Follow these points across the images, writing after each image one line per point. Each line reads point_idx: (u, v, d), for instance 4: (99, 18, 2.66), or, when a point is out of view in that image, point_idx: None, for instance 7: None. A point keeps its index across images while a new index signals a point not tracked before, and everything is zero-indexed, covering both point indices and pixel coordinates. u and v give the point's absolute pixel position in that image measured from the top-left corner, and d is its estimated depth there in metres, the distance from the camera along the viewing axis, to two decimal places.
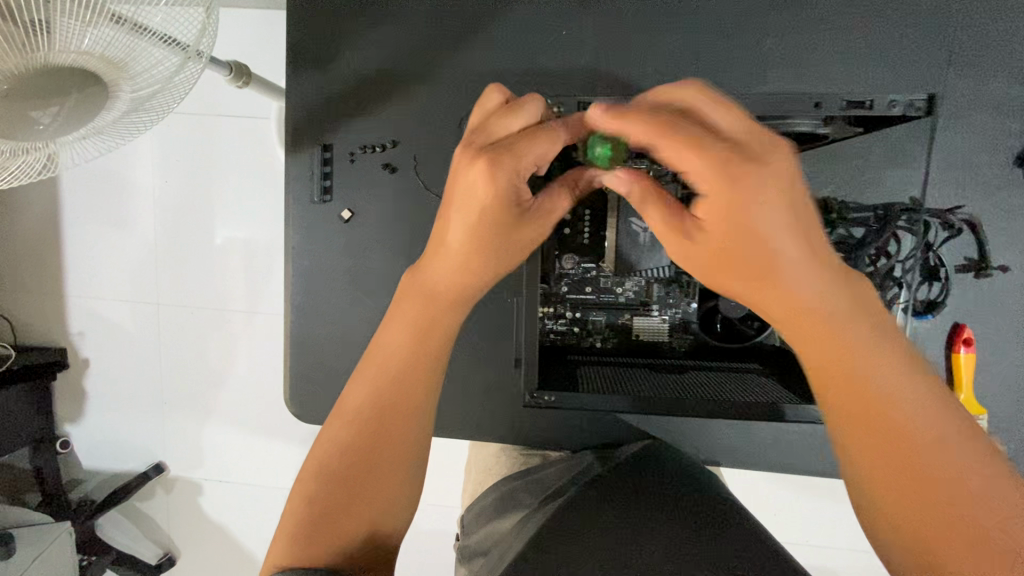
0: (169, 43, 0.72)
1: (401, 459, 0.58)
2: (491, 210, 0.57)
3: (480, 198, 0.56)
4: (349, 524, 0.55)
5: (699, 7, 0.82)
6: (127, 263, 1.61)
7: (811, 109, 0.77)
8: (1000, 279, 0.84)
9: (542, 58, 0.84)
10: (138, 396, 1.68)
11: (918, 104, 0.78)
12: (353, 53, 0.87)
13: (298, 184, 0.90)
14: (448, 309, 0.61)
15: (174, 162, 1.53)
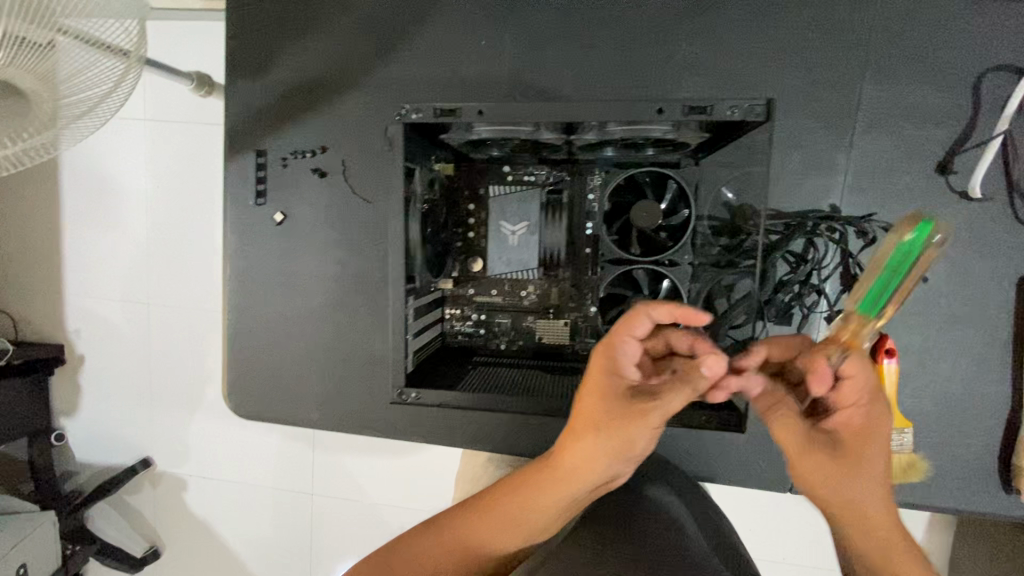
0: (116, 53, 0.80)
1: (532, 523, 0.70)
2: (619, 418, 0.67)
3: (600, 420, 0.67)
4: (472, 550, 0.68)
5: (613, 16, 0.83)
6: (118, 263, 1.68)
7: (654, 117, 0.75)
8: (921, 289, 0.83)
9: (463, 66, 0.86)
10: (126, 393, 1.74)
11: (760, 108, 0.74)
12: (283, 62, 0.90)
13: (236, 188, 0.94)
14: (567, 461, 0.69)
15: (162, 168, 1.59)
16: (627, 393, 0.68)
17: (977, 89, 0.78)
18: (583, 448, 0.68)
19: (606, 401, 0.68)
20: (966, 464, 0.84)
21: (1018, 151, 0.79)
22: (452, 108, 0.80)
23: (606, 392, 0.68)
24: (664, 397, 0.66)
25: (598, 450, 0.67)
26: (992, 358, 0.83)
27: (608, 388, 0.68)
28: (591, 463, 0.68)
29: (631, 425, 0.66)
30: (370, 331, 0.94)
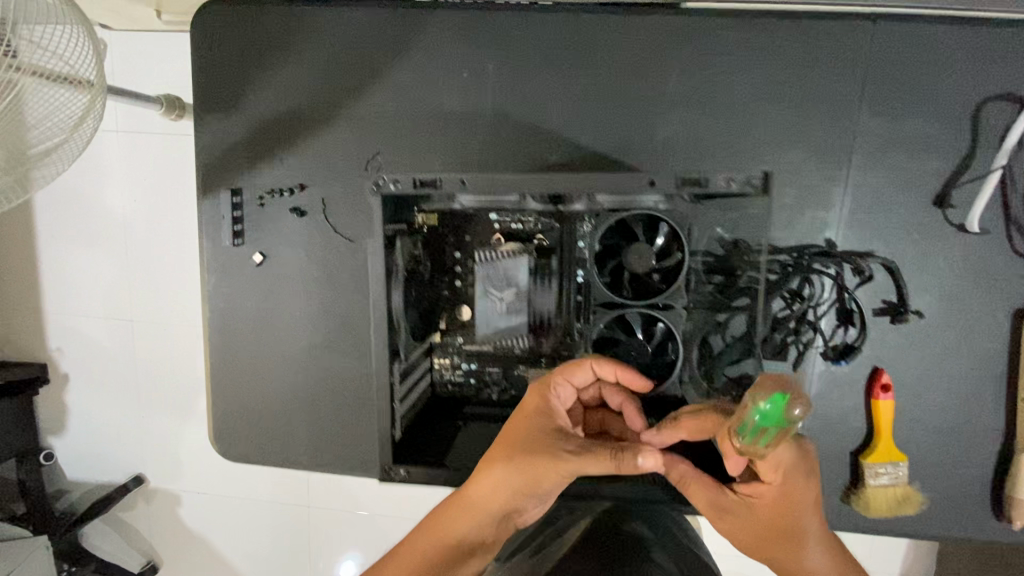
0: (71, 83, 0.69)
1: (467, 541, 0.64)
2: (533, 455, 0.62)
3: (515, 452, 0.63)
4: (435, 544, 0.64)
5: (604, 45, 0.79)
6: (89, 267, 1.43)
7: (643, 187, 0.68)
8: (917, 323, 0.81)
9: (446, 100, 0.83)
10: (105, 414, 1.51)
11: (756, 180, 0.72)
12: (257, 97, 0.85)
13: (210, 227, 0.90)
14: (488, 488, 0.64)
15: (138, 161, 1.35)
16: (549, 436, 0.63)
17: (977, 119, 0.76)
18: (496, 481, 0.63)
19: (529, 436, 0.64)
20: (959, 495, 0.84)
21: (1015, 182, 0.77)
22: (424, 179, 0.67)
23: (535, 427, 0.65)
24: (583, 455, 0.60)
25: (509, 485, 0.62)
26: (985, 389, 0.82)
27: (539, 424, 0.65)
28: (500, 496, 0.63)
29: (543, 466, 0.61)
30: (357, 371, 0.92)
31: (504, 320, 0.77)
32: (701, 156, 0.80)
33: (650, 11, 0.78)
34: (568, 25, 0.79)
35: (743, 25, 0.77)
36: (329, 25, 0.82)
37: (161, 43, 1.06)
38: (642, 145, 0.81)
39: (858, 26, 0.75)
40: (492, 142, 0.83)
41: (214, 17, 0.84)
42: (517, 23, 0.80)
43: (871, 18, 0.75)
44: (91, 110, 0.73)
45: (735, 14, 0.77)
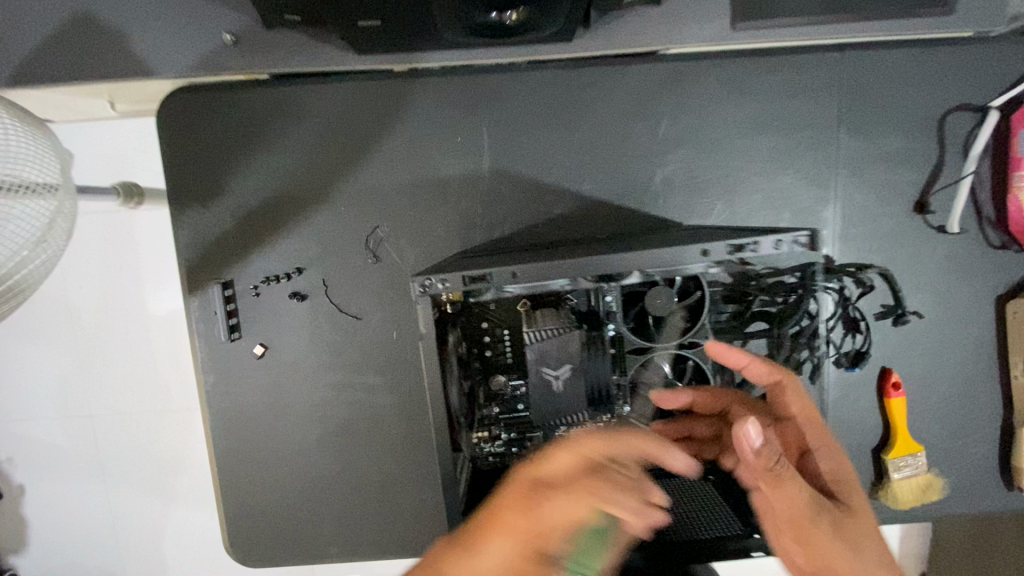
0: (37, 188, 0.65)
1: None
2: (552, 541, 0.56)
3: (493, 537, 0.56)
4: None
5: (596, 94, 0.80)
6: (74, 360, 1.27)
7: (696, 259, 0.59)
8: (917, 322, 0.87)
9: (442, 165, 0.81)
10: (102, 503, 1.32)
11: (805, 241, 0.60)
12: (239, 184, 0.81)
13: (202, 325, 0.83)
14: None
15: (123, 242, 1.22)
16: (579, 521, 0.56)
17: (943, 131, 0.82)
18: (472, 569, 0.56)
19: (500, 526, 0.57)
20: (969, 473, 0.90)
21: (980, 182, 0.84)
22: (478, 275, 0.56)
23: (528, 518, 0.55)
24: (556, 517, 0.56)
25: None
26: (980, 373, 0.89)
27: (547, 501, 0.56)
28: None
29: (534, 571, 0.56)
30: (380, 452, 0.87)
31: (565, 403, 0.69)
32: (700, 191, 0.83)
33: (635, 60, 0.80)
34: (556, 81, 0.79)
35: (724, 63, 0.80)
36: (309, 104, 0.79)
37: (116, 129, 0.99)
38: (643, 189, 0.82)
39: (829, 57, 0.80)
40: (494, 202, 0.82)
41: (179, 107, 0.79)
42: (506, 83, 0.79)
43: (838, 48, 0.80)
44: (55, 226, 0.66)
45: (715, 56, 0.80)
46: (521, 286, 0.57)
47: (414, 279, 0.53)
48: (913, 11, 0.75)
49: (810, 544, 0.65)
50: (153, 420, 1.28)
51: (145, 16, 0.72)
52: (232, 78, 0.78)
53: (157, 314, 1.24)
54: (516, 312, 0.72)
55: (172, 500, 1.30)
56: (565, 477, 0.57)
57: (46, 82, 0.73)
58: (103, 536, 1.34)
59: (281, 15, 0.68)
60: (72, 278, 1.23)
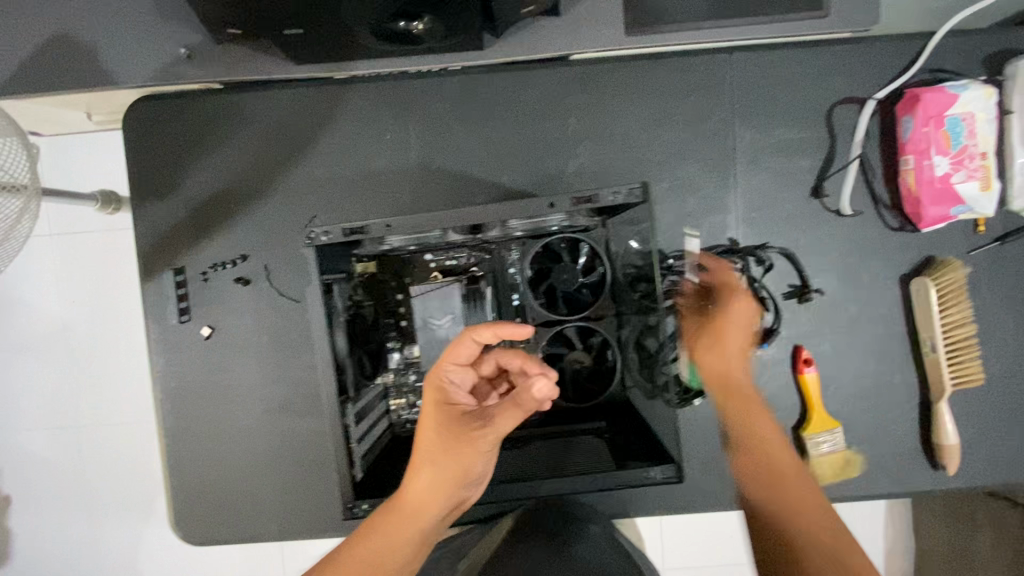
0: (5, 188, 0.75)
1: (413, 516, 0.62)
2: (456, 433, 0.64)
3: (434, 453, 0.63)
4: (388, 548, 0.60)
5: (510, 95, 0.89)
6: (57, 360, 1.35)
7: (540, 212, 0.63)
8: (823, 300, 0.91)
9: (374, 161, 0.90)
10: (77, 500, 1.37)
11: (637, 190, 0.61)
12: (192, 180, 0.90)
13: (156, 308, 0.91)
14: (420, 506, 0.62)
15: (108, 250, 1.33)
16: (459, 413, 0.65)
17: (831, 122, 0.89)
18: (421, 485, 0.62)
19: (437, 437, 0.63)
20: (890, 448, 0.93)
21: (873, 167, 0.90)
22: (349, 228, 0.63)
23: (431, 420, 0.64)
24: (496, 421, 0.64)
25: (441, 484, 0.63)
26: (893, 349, 0.92)
27: (430, 403, 0.65)
28: (435, 495, 0.63)
29: (466, 452, 0.64)
30: (317, 431, 0.92)
31: None
32: (610, 180, 0.90)
33: (544, 65, 0.89)
34: (474, 84, 0.89)
35: (625, 66, 0.89)
36: (256, 108, 0.89)
37: (98, 142, 1.11)
38: (556, 179, 0.90)
39: (719, 58, 0.89)
40: (421, 194, 0.90)
41: (142, 113, 0.90)
42: (430, 88, 0.89)
43: (727, 51, 0.89)
44: (20, 220, 0.78)
45: (616, 60, 0.89)
46: (400, 237, 0.63)
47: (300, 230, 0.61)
48: (786, 15, 0.84)
49: (778, 476, 0.66)
50: (130, 416, 1.35)
51: (112, 34, 0.84)
52: (189, 87, 0.89)
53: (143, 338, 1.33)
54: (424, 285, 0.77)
55: (146, 493, 1.36)
56: (445, 381, 0.66)
57: (27, 91, 0.85)
58: (76, 541, 1.38)
59: (224, 29, 0.78)
60: (67, 296, 1.33)
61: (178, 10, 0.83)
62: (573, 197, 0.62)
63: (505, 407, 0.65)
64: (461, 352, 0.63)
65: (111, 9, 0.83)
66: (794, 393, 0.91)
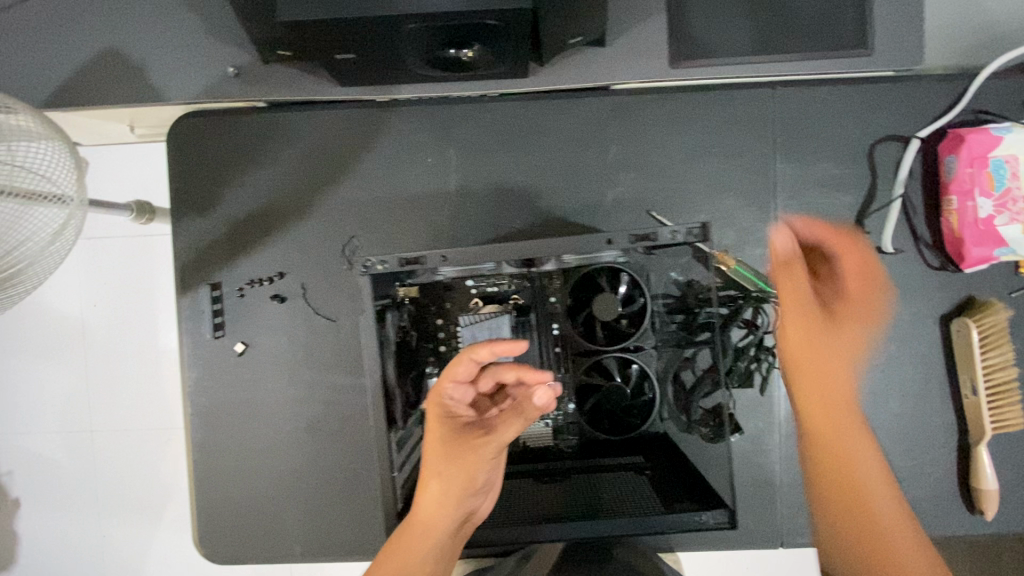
0: (52, 197, 0.74)
1: (430, 526, 0.66)
2: (460, 447, 0.67)
3: (441, 462, 0.67)
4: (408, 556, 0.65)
5: (551, 123, 0.90)
6: (80, 367, 1.35)
7: (601, 248, 0.67)
8: (861, 337, 0.90)
9: (414, 183, 0.90)
10: (90, 508, 1.36)
11: (698, 231, 0.65)
12: (233, 196, 0.91)
13: (190, 322, 0.91)
14: (434, 516, 0.66)
15: (139, 258, 1.34)
16: (462, 427, 0.68)
17: (873, 159, 0.89)
18: (432, 496, 0.66)
19: (443, 447, 0.67)
20: (926, 491, 0.91)
21: (913, 206, 0.90)
22: (412, 257, 0.66)
23: (436, 435, 0.68)
24: (499, 429, 0.67)
25: (449, 496, 0.66)
26: (930, 389, 0.91)
27: (433, 421, 0.67)
28: (444, 506, 0.66)
29: (472, 465, 0.67)
30: (346, 452, 0.91)
31: None
32: (649, 209, 0.90)
33: (587, 93, 0.89)
34: (516, 111, 0.89)
35: (668, 97, 0.89)
36: (299, 127, 0.90)
37: (137, 154, 1.12)
38: (595, 207, 0.90)
39: (763, 92, 0.89)
40: (460, 217, 0.91)
41: (187, 128, 0.90)
42: (472, 113, 0.90)
43: (771, 85, 0.89)
44: (69, 227, 0.77)
45: (659, 91, 0.89)
46: (454, 267, 0.67)
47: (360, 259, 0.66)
48: (832, 52, 0.84)
49: None
50: (147, 425, 1.35)
51: (163, 51, 0.85)
52: (233, 105, 0.89)
53: (165, 345, 1.34)
54: (465, 309, 0.77)
55: (162, 503, 1.35)
56: (445, 399, 0.67)
57: (77, 105, 0.86)
58: (89, 549, 1.37)
59: (274, 50, 0.78)
60: (91, 303, 1.34)
61: (229, 30, 0.84)
62: (633, 234, 0.64)
63: (506, 416, 0.68)
64: (460, 373, 0.64)
65: (163, 27, 0.84)
66: None
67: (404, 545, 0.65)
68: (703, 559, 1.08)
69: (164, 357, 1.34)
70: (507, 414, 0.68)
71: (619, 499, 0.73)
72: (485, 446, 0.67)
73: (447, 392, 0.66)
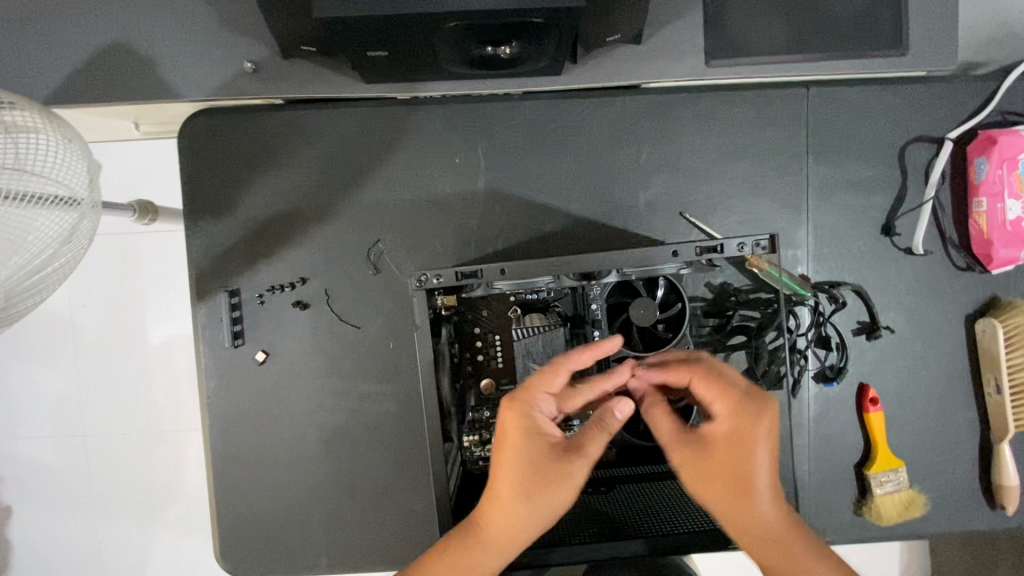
0: (67, 197, 0.70)
1: (500, 548, 0.62)
2: (541, 463, 0.62)
3: (523, 483, 0.61)
4: (471, 574, 0.61)
5: (582, 123, 0.87)
6: (70, 372, 1.27)
7: (667, 260, 0.64)
8: (889, 338, 0.91)
9: (441, 185, 0.88)
10: (85, 520, 1.29)
11: (763, 244, 0.66)
12: (251, 199, 0.88)
13: (208, 330, 0.88)
14: (504, 538, 0.62)
15: (128, 256, 1.25)
16: (546, 447, 0.62)
17: (903, 160, 0.89)
18: (508, 518, 0.61)
19: (528, 468, 0.61)
20: (953, 490, 0.91)
21: (942, 207, 0.90)
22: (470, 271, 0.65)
23: (512, 448, 0.62)
24: (585, 454, 0.63)
25: (525, 520, 0.61)
26: (956, 389, 0.91)
27: (512, 434, 0.62)
28: (518, 530, 0.62)
29: (552, 486, 0.62)
30: (371, 460, 0.89)
31: None
32: (681, 211, 0.88)
33: (619, 92, 0.87)
34: (546, 110, 0.87)
35: (700, 97, 0.87)
36: (321, 126, 0.87)
37: (144, 154, 1.08)
38: (627, 209, 0.88)
39: (796, 92, 0.88)
40: (488, 220, 0.88)
41: (199, 128, 0.87)
42: (500, 111, 0.87)
43: (804, 85, 0.88)
44: (81, 232, 0.73)
45: (692, 90, 0.87)
46: (509, 282, 0.67)
47: (413, 275, 0.66)
48: (869, 51, 0.82)
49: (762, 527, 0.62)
50: (143, 432, 1.27)
51: (173, 44, 0.80)
52: (250, 102, 0.85)
53: (155, 341, 1.26)
54: (502, 316, 0.75)
55: (160, 514, 1.28)
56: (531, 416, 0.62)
57: (80, 102, 0.80)
58: (86, 563, 1.30)
59: (299, 44, 0.73)
60: (80, 300, 1.26)
61: (246, 22, 0.79)
62: (697, 247, 0.63)
63: (591, 433, 0.64)
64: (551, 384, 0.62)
65: (173, 19, 0.79)
66: (859, 431, 0.91)
67: (470, 561, 0.62)
68: (724, 556, 1.09)
69: (155, 352, 1.26)
70: (593, 433, 0.64)
71: (674, 515, 0.71)
72: (573, 475, 0.62)
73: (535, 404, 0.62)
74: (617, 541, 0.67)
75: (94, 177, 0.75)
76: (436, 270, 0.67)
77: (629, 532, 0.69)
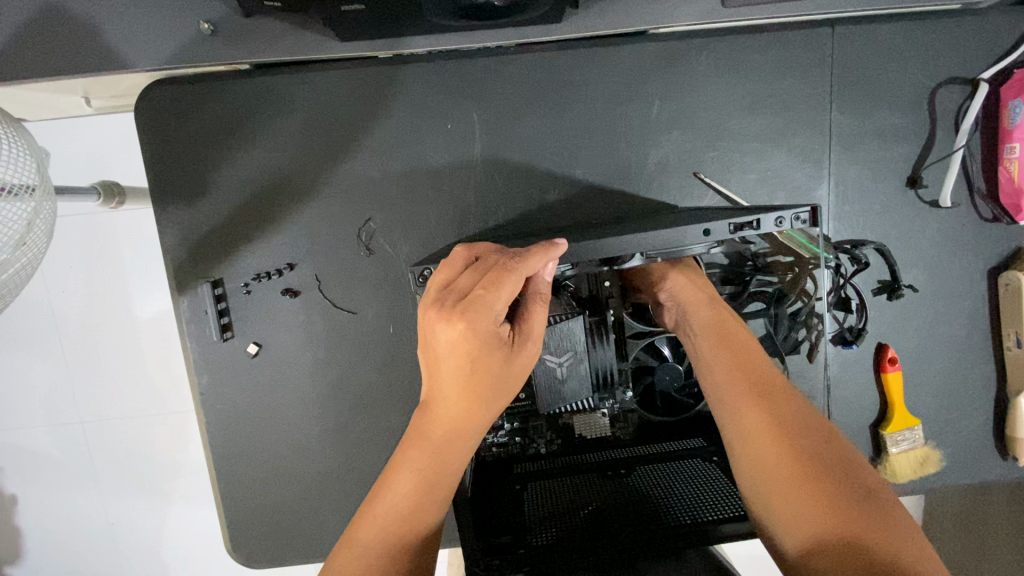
0: (11, 191, 0.61)
1: (446, 449, 0.56)
2: (484, 371, 0.54)
3: (471, 380, 0.54)
4: (415, 475, 0.55)
5: (586, 77, 0.79)
6: (53, 366, 1.21)
7: (697, 239, 0.58)
8: (910, 297, 0.87)
9: (433, 154, 0.80)
10: (92, 511, 1.27)
11: (805, 217, 0.59)
12: (225, 180, 0.80)
13: (194, 324, 0.82)
14: (450, 436, 0.56)
15: (100, 239, 1.17)
16: (491, 345, 0.53)
17: (933, 105, 0.82)
18: (450, 413, 0.55)
19: (476, 364, 0.53)
20: (969, 445, 0.90)
21: (970, 157, 0.84)
22: (483, 249, 0.58)
23: (453, 364, 0.53)
24: (530, 345, 0.56)
25: (470, 418, 0.56)
26: (975, 345, 0.89)
27: (455, 348, 0.52)
28: (465, 427, 0.56)
29: (496, 382, 0.55)
30: (379, 447, 0.86)
31: (572, 395, 0.68)
32: (696, 171, 0.82)
33: (625, 41, 0.78)
34: (545, 65, 0.78)
35: (715, 42, 0.79)
36: (296, 93, 0.78)
37: (104, 132, 0.99)
38: (637, 172, 0.81)
39: (820, 32, 0.79)
40: (487, 191, 0.81)
41: (159, 101, 0.78)
42: (493, 68, 0.78)
43: (830, 24, 0.79)
44: (36, 225, 0.65)
45: (707, 34, 0.79)
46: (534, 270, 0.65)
47: (413, 270, 0.60)
48: None
49: (773, 425, 0.58)
50: (140, 420, 1.24)
51: (116, 6, 0.69)
52: (213, 69, 0.76)
53: (142, 317, 1.20)
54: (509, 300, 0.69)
55: (171, 498, 1.27)
56: (481, 326, 0.52)
57: (14, 78, 0.71)
58: (99, 552, 1.29)
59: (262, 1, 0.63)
60: (53, 287, 1.18)
61: None
62: (732, 224, 0.58)
63: (536, 325, 0.57)
64: (501, 288, 0.52)
65: None
66: (876, 391, 0.89)
67: (416, 457, 0.56)
68: None
69: (143, 335, 1.21)
70: (541, 326, 0.57)
71: (698, 491, 0.66)
72: (522, 364, 0.56)
73: (477, 309, 0.51)
74: (653, 522, 0.62)
75: (43, 163, 0.67)
76: (435, 264, 0.62)
77: (656, 513, 0.63)
